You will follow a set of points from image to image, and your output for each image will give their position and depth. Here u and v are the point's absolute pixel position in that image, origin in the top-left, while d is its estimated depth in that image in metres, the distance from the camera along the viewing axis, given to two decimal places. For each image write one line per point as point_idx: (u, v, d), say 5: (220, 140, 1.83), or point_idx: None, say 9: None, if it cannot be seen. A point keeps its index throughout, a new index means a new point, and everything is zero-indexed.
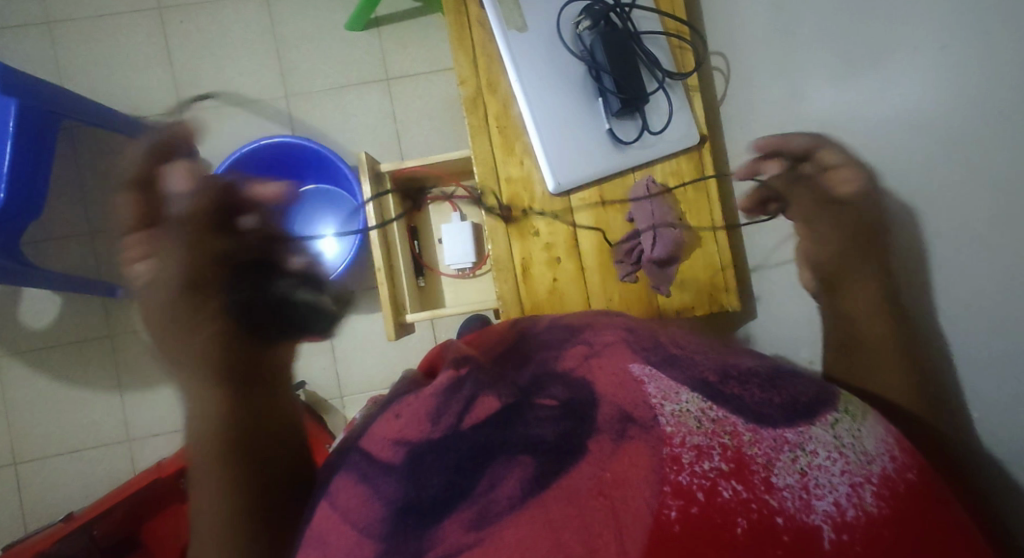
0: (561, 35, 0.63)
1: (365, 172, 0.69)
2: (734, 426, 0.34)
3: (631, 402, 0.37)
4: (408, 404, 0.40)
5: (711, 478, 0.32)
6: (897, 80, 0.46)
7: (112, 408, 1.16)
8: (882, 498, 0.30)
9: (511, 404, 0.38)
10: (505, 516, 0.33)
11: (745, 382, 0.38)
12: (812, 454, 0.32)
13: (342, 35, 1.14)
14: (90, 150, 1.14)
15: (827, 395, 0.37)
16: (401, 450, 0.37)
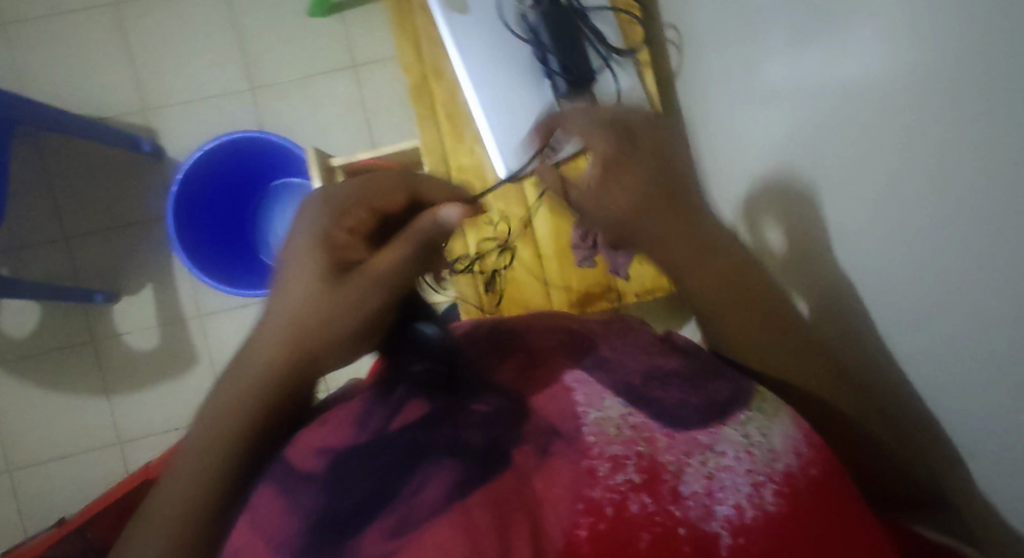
0: (503, 17, 0.60)
1: (314, 169, 0.67)
2: (651, 432, 0.33)
3: (558, 412, 0.35)
4: (335, 410, 0.36)
5: (622, 491, 0.31)
6: (839, 51, 0.42)
7: (100, 412, 1.16)
8: (782, 496, 0.31)
9: (439, 408, 0.36)
10: (425, 525, 0.30)
11: (666, 383, 0.36)
12: (720, 456, 0.32)
13: (304, 23, 1.11)
14: (57, 155, 1.13)
15: (741, 391, 0.36)
16: (325, 460, 0.33)
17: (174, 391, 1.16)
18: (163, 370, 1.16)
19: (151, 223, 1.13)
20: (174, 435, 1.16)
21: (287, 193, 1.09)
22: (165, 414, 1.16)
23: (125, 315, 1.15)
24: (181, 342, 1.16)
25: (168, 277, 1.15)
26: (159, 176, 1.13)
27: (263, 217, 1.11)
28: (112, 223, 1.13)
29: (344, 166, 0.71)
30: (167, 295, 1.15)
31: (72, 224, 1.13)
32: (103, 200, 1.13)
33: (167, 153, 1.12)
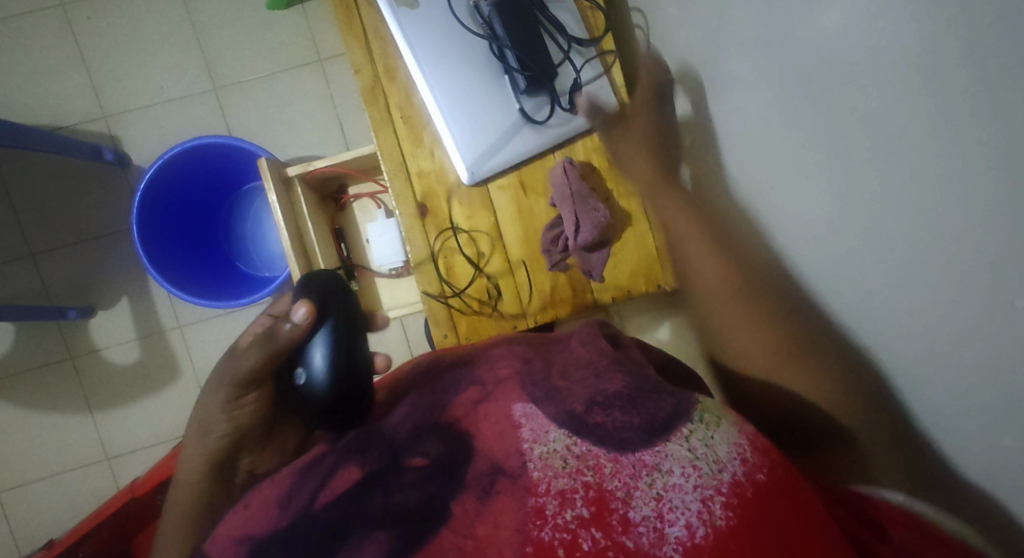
0: (456, 15, 0.58)
1: (268, 180, 0.63)
2: (597, 460, 0.31)
3: (503, 451, 0.33)
4: (260, 492, 0.36)
5: (571, 531, 0.28)
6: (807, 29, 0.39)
7: (85, 429, 1.15)
8: (731, 509, 0.28)
9: (371, 473, 0.34)
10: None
11: (607, 407, 0.34)
12: (668, 474, 0.29)
13: (264, 17, 1.06)
14: (18, 168, 1.09)
15: (683, 408, 0.33)
16: (243, 547, 0.31)
17: (159, 404, 1.14)
18: (145, 384, 1.14)
19: (121, 234, 1.10)
20: (162, 448, 1.15)
21: (256, 201, 1.09)
22: (151, 427, 1.15)
23: (101, 329, 1.12)
24: (161, 354, 1.13)
25: (143, 289, 1.12)
26: (124, 185, 1.09)
27: (233, 225, 1.09)
28: (81, 236, 1.10)
29: (302, 176, 0.68)
30: (143, 308, 1.12)
31: (40, 240, 1.10)
32: (69, 213, 1.10)
33: (132, 161, 1.08)
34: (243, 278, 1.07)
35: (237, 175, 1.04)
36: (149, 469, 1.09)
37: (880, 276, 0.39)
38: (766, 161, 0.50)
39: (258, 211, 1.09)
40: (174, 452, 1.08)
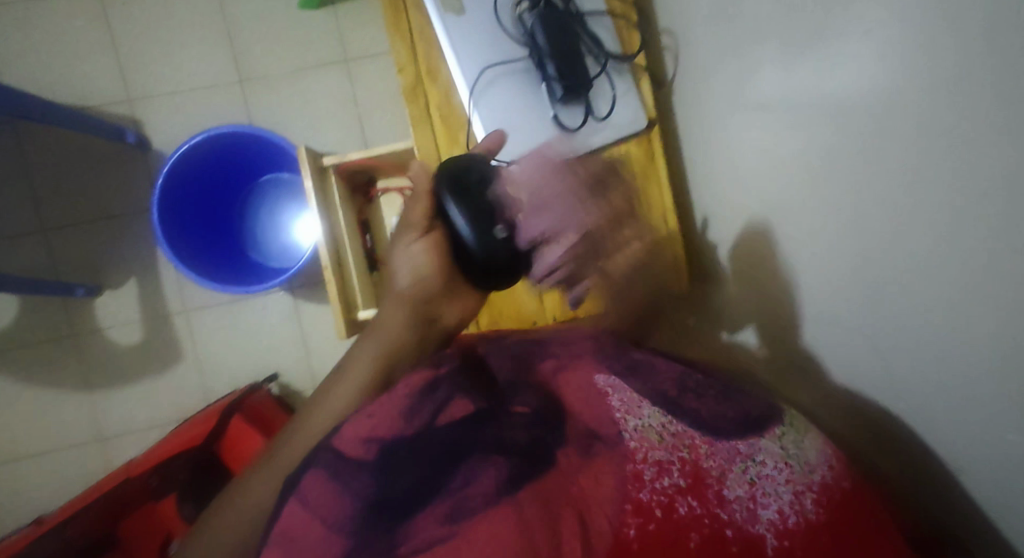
0: (501, 21, 0.62)
1: (306, 168, 0.66)
2: (693, 441, 0.43)
3: (600, 421, 0.46)
4: (381, 404, 0.45)
5: (669, 495, 0.40)
6: (841, 57, 0.44)
7: (81, 408, 1.14)
8: (819, 504, 0.39)
9: (478, 412, 0.46)
10: (478, 512, 0.39)
11: (702, 395, 0.47)
12: (761, 465, 0.41)
13: (296, 15, 1.09)
14: (37, 144, 1.10)
15: (775, 410, 0.46)
16: (373, 448, 0.43)
17: (159, 387, 1.15)
18: (147, 367, 1.14)
19: (136, 216, 1.11)
20: (159, 432, 1.15)
21: (278, 192, 1.11)
22: (149, 410, 1.15)
23: (107, 309, 1.13)
24: (166, 338, 1.14)
25: (152, 271, 1.12)
26: (144, 169, 1.11)
27: (251, 213, 1.11)
28: (95, 215, 1.11)
29: (336, 167, 0.71)
30: (151, 290, 1.13)
31: (53, 216, 1.11)
32: (85, 192, 1.11)
33: (152, 145, 1.10)
34: (254, 267, 1.09)
35: (260, 165, 1.06)
36: (145, 452, 1.04)
37: (892, 289, 0.42)
38: (787, 179, 0.55)
39: (278, 201, 1.11)
40: (176, 433, 1.03)
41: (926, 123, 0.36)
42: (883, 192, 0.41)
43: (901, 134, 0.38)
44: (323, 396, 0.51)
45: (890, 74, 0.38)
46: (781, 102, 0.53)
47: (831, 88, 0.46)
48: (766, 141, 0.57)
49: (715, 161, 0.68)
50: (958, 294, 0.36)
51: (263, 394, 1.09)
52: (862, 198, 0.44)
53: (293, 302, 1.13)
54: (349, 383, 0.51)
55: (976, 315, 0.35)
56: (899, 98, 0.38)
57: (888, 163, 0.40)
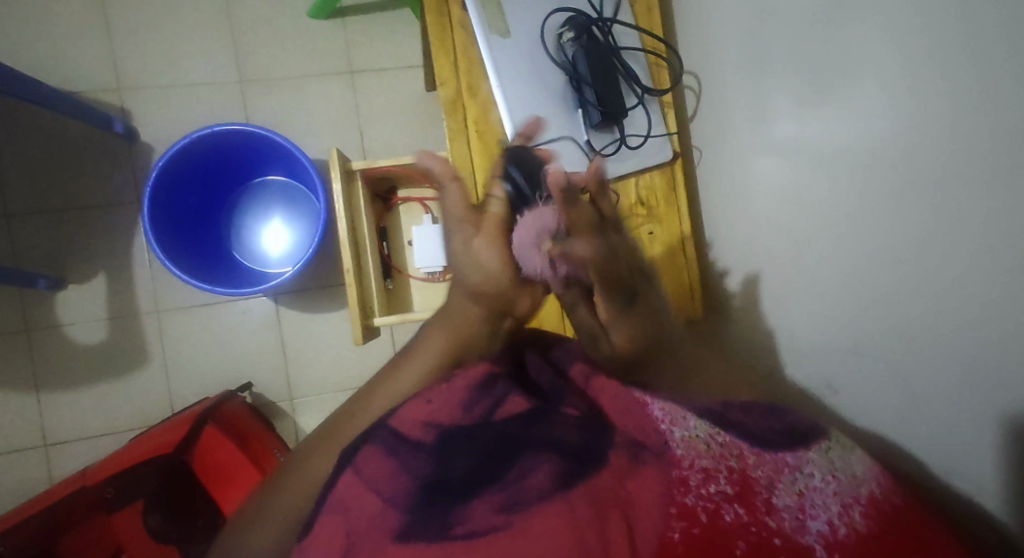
0: (544, 44, 0.66)
1: (335, 171, 0.66)
2: (741, 450, 0.36)
3: (643, 433, 0.40)
4: (440, 392, 0.46)
5: (716, 501, 0.33)
6: (855, 114, 0.48)
7: (26, 409, 1.06)
8: (870, 517, 0.31)
9: (534, 409, 0.45)
10: (532, 505, 0.35)
11: (748, 410, 0.41)
12: (809, 476, 0.33)
13: (303, 22, 1.08)
14: (10, 125, 1.04)
15: (820, 428, 0.38)
16: (432, 432, 0.43)
17: (116, 392, 1.07)
18: (106, 368, 1.07)
19: (112, 208, 1.06)
20: (113, 440, 1.07)
21: (273, 196, 1.09)
22: (104, 416, 1.07)
23: (68, 304, 1.06)
24: (132, 338, 1.07)
25: (124, 267, 1.07)
26: (126, 161, 1.06)
27: (239, 215, 1.09)
28: (67, 204, 1.05)
29: (363, 171, 0.73)
30: (120, 286, 1.07)
31: (19, 202, 1.04)
32: (58, 179, 1.05)
33: (140, 137, 1.06)
34: (236, 270, 1.05)
35: (256, 165, 1.04)
36: (102, 460, 0.96)
37: (888, 323, 0.47)
38: (791, 221, 0.60)
39: (271, 204, 1.09)
40: (135, 443, 0.95)
41: (930, 187, 0.41)
42: (885, 243, 0.47)
43: (908, 175, 0.43)
44: (391, 375, 0.53)
45: (900, 140, 0.44)
46: (794, 148, 0.58)
47: (840, 141, 0.51)
48: (778, 181, 0.62)
49: (726, 193, 0.72)
50: (952, 314, 0.40)
51: (237, 404, 1.03)
52: (867, 234, 0.49)
53: (275, 309, 1.09)
54: (414, 364, 0.53)
55: (972, 331, 0.39)
56: (907, 142, 0.43)
57: (891, 220, 0.46)
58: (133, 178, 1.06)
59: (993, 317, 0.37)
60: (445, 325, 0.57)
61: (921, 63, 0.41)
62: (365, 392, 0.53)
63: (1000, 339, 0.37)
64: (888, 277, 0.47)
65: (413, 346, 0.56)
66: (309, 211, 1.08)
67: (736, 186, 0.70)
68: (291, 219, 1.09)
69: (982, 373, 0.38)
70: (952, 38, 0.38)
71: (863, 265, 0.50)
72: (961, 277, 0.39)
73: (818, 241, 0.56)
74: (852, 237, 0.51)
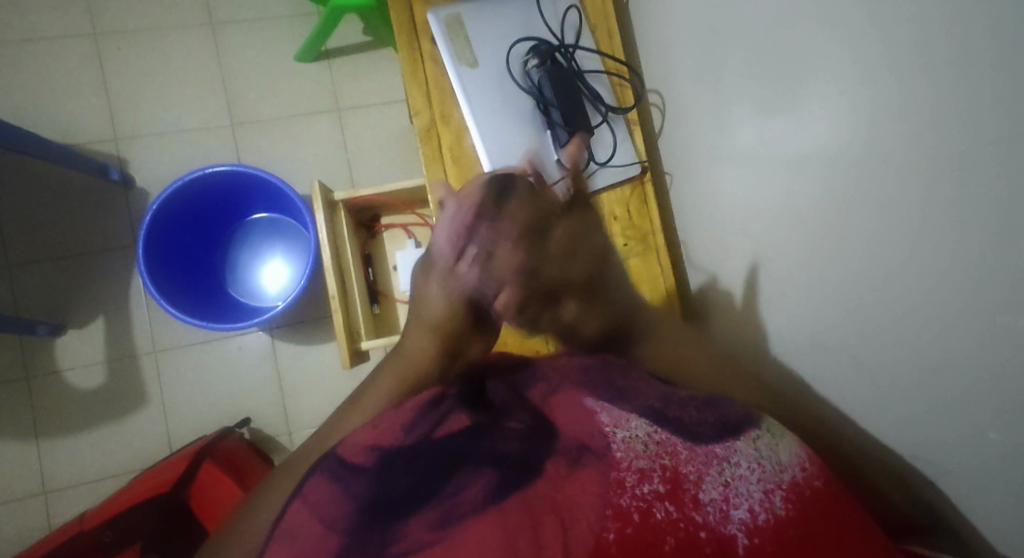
0: (511, 72, 0.70)
1: (318, 202, 0.69)
2: (675, 447, 0.39)
3: (587, 434, 0.43)
4: (386, 416, 0.47)
5: (647, 500, 0.36)
6: (811, 119, 0.51)
7: (27, 457, 1.07)
8: (789, 502, 0.34)
9: (476, 424, 0.47)
10: (466, 518, 0.38)
11: (685, 405, 0.44)
12: (735, 466, 0.37)
13: (289, 66, 1.13)
14: (12, 179, 1.08)
15: (751, 416, 0.41)
16: (375, 455, 0.43)
17: (116, 434, 1.08)
18: (105, 412, 1.08)
19: (110, 253, 1.09)
20: (111, 483, 1.07)
21: (267, 234, 1.12)
22: (103, 459, 1.07)
23: (68, 350, 1.08)
24: (130, 380, 1.09)
25: (122, 309, 1.09)
26: (123, 206, 1.10)
27: (233, 252, 1.12)
28: (66, 252, 1.08)
29: (345, 200, 0.75)
30: (119, 329, 1.09)
31: (20, 252, 1.08)
32: (58, 227, 1.08)
33: (136, 183, 1.10)
34: (232, 306, 1.08)
35: (249, 203, 1.08)
36: (102, 503, 0.96)
37: (853, 312, 0.49)
38: (757, 225, 0.62)
39: (265, 242, 1.12)
40: (133, 485, 0.96)
41: (884, 182, 0.44)
42: (846, 238, 0.49)
43: (865, 177, 0.45)
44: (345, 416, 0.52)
45: (856, 137, 0.46)
46: (755, 156, 0.61)
47: (798, 146, 0.53)
48: (743, 188, 0.64)
49: (694, 203, 0.75)
50: (916, 302, 0.42)
51: (235, 439, 1.04)
52: (827, 230, 0.51)
53: (270, 343, 1.11)
54: (366, 405, 0.53)
55: (941, 317, 0.40)
56: (868, 144, 0.45)
57: (850, 216, 0.48)
58: (130, 222, 1.10)
59: (952, 294, 0.39)
60: (399, 358, 0.57)
61: (871, 65, 0.44)
62: (323, 431, 0.52)
63: (966, 322, 0.38)
64: (852, 271, 0.48)
65: (367, 387, 0.55)
66: (301, 246, 1.11)
67: (705, 197, 0.72)
68: (285, 256, 1.12)
69: (949, 348, 0.40)
70: (896, 40, 0.41)
71: (828, 261, 0.51)
72: (923, 268, 0.41)
73: (783, 241, 0.58)
74: (814, 234, 0.53)
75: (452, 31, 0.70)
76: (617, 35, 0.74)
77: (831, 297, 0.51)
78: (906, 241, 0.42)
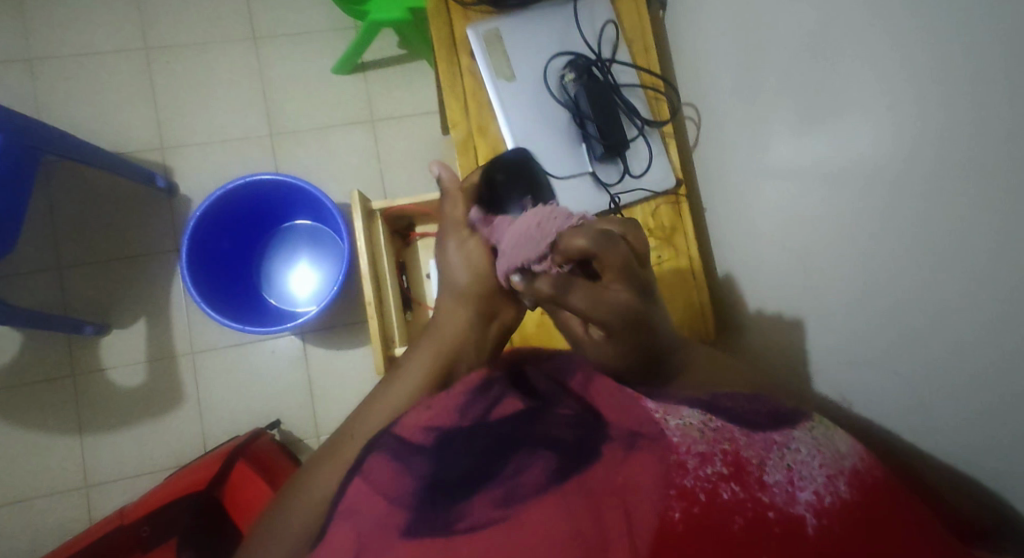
0: (548, 87, 0.71)
1: (356, 210, 0.71)
2: (732, 432, 0.38)
3: (638, 421, 0.41)
4: (438, 398, 0.46)
5: (712, 481, 0.34)
6: (848, 135, 0.51)
7: (70, 452, 1.11)
8: (853, 487, 0.33)
9: (529, 409, 0.45)
10: (530, 498, 0.36)
11: (733, 396, 0.44)
12: (795, 451, 0.36)
13: (327, 78, 1.16)
14: (64, 185, 1.13)
15: (800, 410, 0.41)
16: (433, 436, 0.43)
17: (154, 432, 1.11)
18: (144, 409, 1.12)
19: (154, 257, 1.13)
20: (148, 479, 1.10)
21: (303, 239, 1.15)
22: (140, 457, 1.11)
23: (111, 348, 1.12)
24: (168, 380, 1.12)
25: (163, 311, 1.13)
26: (167, 212, 1.14)
27: (268, 259, 1.15)
28: (112, 254, 1.13)
29: (382, 209, 0.77)
30: (160, 330, 1.13)
31: (70, 255, 1.12)
32: (105, 231, 1.13)
33: (179, 190, 1.14)
34: (266, 310, 1.11)
35: (287, 210, 1.11)
36: (140, 498, 0.99)
37: (895, 327, 0.48)
38: (794, 240, 0.62)
39: (300, 246, 1.15)
40: (169, 482, 0.99)
41: (927, 195, 0.43)
42: (886, 252, 0.48)
43: (909, 192, 0.45)
44: (376, 404, 0.49)
45: (897, 145, 0.45)
46: (793, 169, 0.60)
47: (834, 160, 0.53)
48: (779, 202, 0.64)
49: (728, 217, 0.75)
50: (961, 320, 0.41)
51: (268, 441, 1.06)
52: (864, 243, 0.51)
53: (303, 346, 1.14)
54: (396, 391, 0.50)
55: (991, 338, 0.39)
56: (914, 157, 0.44)
57: (888, 231, 0.48)
58: (173, 227, 1.14)
59: (1002, 310, 0.38)
60: (433, 343, 0.55)
61: (908, 81, 0.44)
62: (357, 417, 0.50)
63: (1016, 339, 0.37)
64: (892, 280, 0.48)
65: (401, 369, 0.54)
66: (336, 251, 1.14)
67: (741, 211, 0.72)
68: (320, 260, 1.15)
69: (997, 366, 0.39)
70: (937, 54, 0.41)
71: (865, 274, 0.51)
72: (975, 283, 0.40)
73: (817, 256, 0.58)
74: (850, 246, 0.53)
75: (490, 46, 0.72)
76: (653, 48, 0.74)
77: (872, 312, 0.51)
78: (955, 254, 0.41)
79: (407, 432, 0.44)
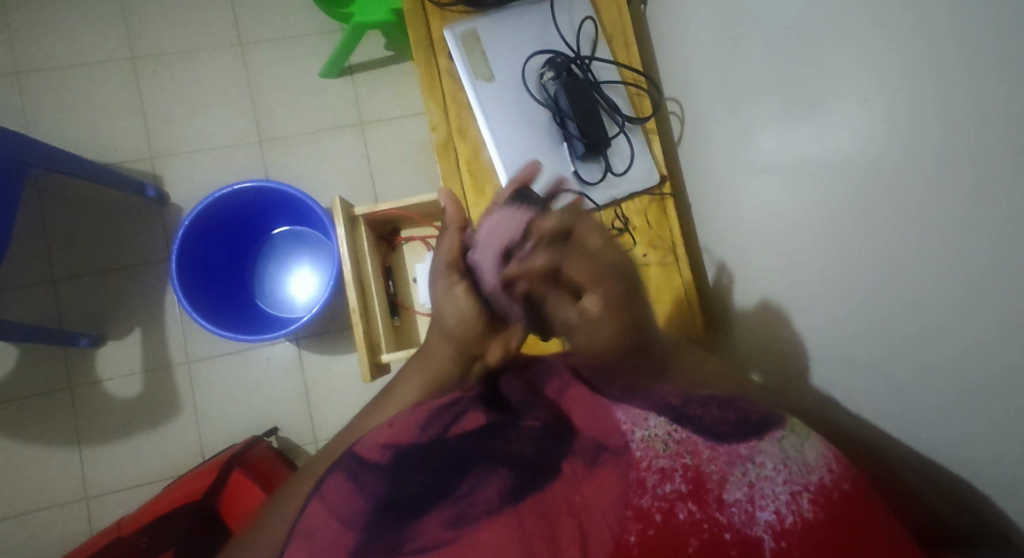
0: (527, 85, 0.70)
1: (338, 217, 0.70)
2: (696, 446, 0.39)
3: (606, 434, 0.44)
4: (402, 414, 0.45)
5: (669, 500, 0.36)
6: (830, 128, 0.49)
7: (69, 463, 1.11)
8: (817, 504, 0.34)
9: (491, 424, 0.45)
10: (481, 519, 0.38)
11: (706, 403, 0.43)
12: (760, 467, 0.36)
13: (316, 82, 1.15)
14: (57, 197, 1.13)
15: (775, 415, 0.40)
16: (389, 453, 0.42)
17: (152, 441, 1.12)
18: (142, 419, 1.12)
19: (147, 267, 1.13)
20: (147, 489, 1.10)
21: (295, 244, 1.15)
22: (139, 466, 1.11)
23: (107, 359, 1.12)
24: (163, 389, 1.12)
25: (158, 321, 1.13)
26: (159, 222, 1.14)
27: (261, 266, 1.15)
28: (105, 266, 1.13)
29: (365, 215, 0.77)
30: (155, 339, 1.13)
31: (64, 267, 1.12)
32: (98, 243, 1.13)
33: (170, 199, 1.14)
34: (261, 317, 1.11)
35: (277, 216, 1.10)
36: (138, 509, 0.99)
37: (877, 325, 0.47)
38: (778, 236, 0.61)
39: (292, 252, 1.15)
40: (168, 492, 0.99)
41: (908, 189, 0.42)
42: (867, 249, 0.47)
43: (889, 186, 0.44)
44: (364, 420, 0.52)
45: (877, 138, 0.44)
46: (775, 163, 0.59)
47: (816, 154, 0.52)
48: (763, 198, 0.62)
49: (713, 211, 0.74)
50: (942, 318, 0.40)
51: (264, 447, 1.06)
52: (846, 239, 0.50)
53: (297, 352, 1.13)
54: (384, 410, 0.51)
55: (972, 336, 0.38)
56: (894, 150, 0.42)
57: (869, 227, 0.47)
58: (165, 237, 1.14)
59: (983, 308, 0.37)
60: (418, 363, 0.55)
61: (888, 73, 0.42)
62: (350, 426, 0.53)
63: (998, 338, 0.36)
64: (873, 278, 0.47)
65: (389, 388, 0.54)
66: (329, 256, 1.14)
67: (725, 206, 0.70)
68: (314, 264, 1.14)
69: (980, 365, 0.38)
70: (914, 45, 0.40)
71: (848, 270, 0.50)
72: (955, 280, 0.39)
73: (802, 251, 0.57)
74: (832, 242, 0.52)
75: (468, 46, 0.71)
76: (634, 44, 0.73)
77: (855, 310, 0.50)
78: (935, 250, 0.40)
79: (364, 449, 0.43)
